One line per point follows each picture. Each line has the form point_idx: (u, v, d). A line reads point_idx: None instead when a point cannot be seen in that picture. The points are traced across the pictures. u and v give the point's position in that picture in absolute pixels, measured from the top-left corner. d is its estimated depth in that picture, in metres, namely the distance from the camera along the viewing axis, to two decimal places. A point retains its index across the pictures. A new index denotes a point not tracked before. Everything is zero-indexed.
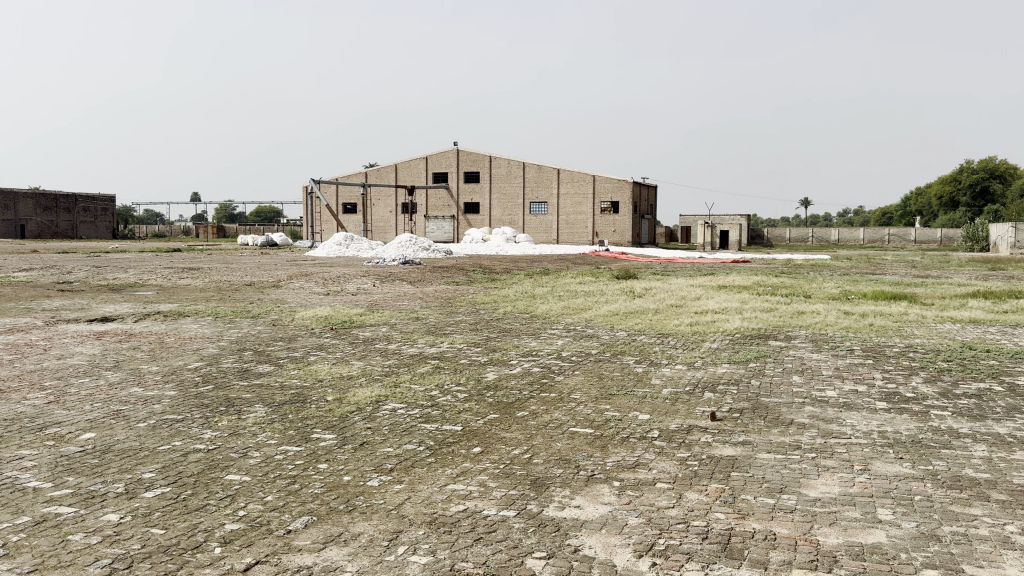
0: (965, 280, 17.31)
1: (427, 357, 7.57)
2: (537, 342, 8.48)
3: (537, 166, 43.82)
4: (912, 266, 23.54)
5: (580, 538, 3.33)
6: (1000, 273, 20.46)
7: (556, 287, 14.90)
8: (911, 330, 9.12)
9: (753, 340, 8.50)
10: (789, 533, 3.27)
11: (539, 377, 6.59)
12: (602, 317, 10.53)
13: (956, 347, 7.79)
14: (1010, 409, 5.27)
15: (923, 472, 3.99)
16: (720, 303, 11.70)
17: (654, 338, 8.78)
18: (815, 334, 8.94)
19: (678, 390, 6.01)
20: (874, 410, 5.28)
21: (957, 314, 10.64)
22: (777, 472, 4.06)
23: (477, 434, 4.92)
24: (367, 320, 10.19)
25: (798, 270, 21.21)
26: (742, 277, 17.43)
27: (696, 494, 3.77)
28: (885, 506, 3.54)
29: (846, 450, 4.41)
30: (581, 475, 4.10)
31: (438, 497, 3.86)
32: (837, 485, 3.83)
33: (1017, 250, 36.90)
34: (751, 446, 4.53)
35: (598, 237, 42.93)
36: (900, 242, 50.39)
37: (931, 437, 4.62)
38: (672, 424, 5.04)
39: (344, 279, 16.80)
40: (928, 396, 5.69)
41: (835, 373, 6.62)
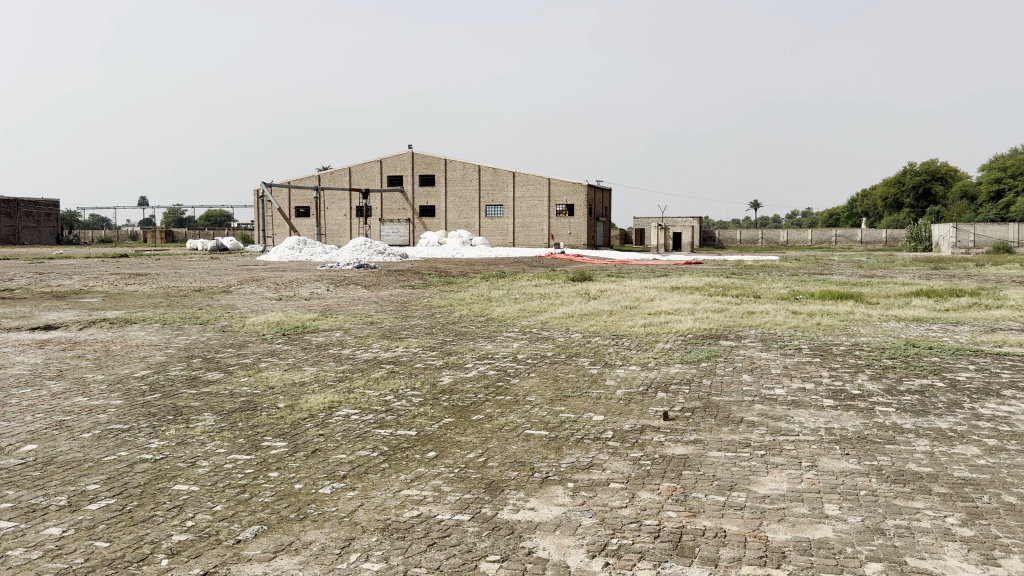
0: (907, 279, 17.83)
1: (382, 361, 7.52)
2: (493, 344, 8.48)
3: (492, 169, 43.87)
4: (857, 266, 24.21)
5: (534, 541, 3.32)
6: (942, 272, 21.12)
7: (512, 290, 14.95)
8: (857, 328, 9.36)
9: (704, 341, 8.62)
10: (739, 530, 3.32)
11: (494, 380, 6.57)
12: (558, 319, 10.58)
13: (900, 345, 8.00)
14: (950, 404, 5.42)
15: (869, 467, 4.08)
16: (673, 304, 11.86)
17: (608, 339, 8.85)
18: (764, 333, 9.12)
19: (632, 391, 6.07)
20: (821, 408, 5.39)
21: (901, 312, 10.95)
22: (727, 470, 4.11)
23: (431, 438, 4.89)
24: (321, 325, 10.06)
25: (747, 270, 21.64)
26: (694, 278, 17.68)
27: (648, 493, 3.80)
28: (831, 501, 3.61)
29: (794, 447, 4.49)
30: (536, 478, 4.10)
31: (391, 504, 3.83)
32: (785, 482, 3.90)
33: (958, 250, 38.11)
34: (702, 445, 4.58)
35: (554, 239, 43.20)
36: (847, 243, 51.61)
37: (875, 433, 4.73)
38: (626, 424, 5.08)
39: (297, 284, 16.60)
40: (873, 393, 5.83)
41: (783, 371, 6.74)
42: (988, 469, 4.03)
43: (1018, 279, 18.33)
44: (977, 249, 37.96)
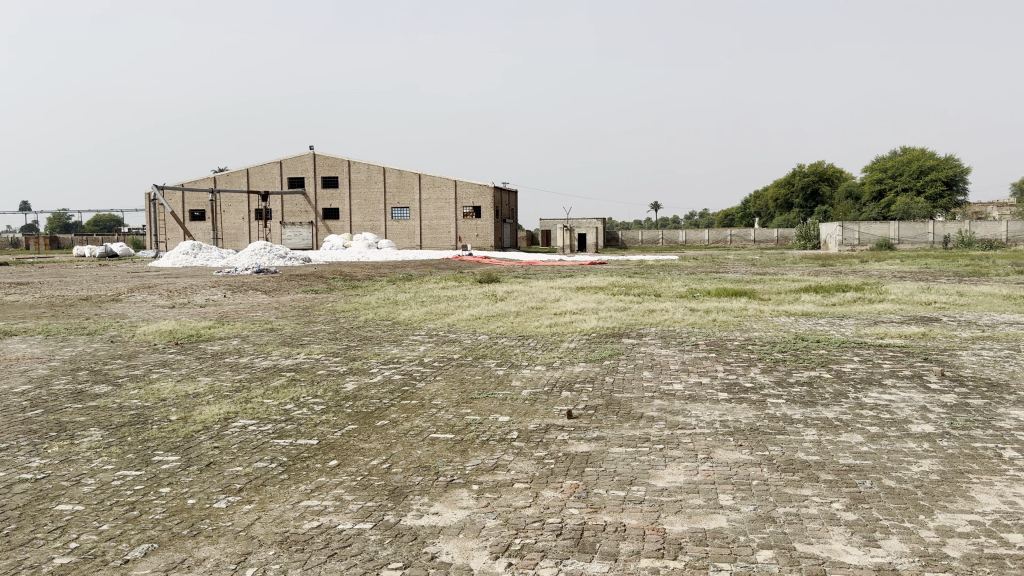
0: (797, 276, 18.66)
1: (282, 369, 7.31)
2: (398, 348, 8.39)
3: (397, 171, 43.47)
4: (751, 263, 25.16)
5: (437, 545, 3.29)
6: (829, 269, 22.17)
7: (418, 293, 14.85)
8: (750, 324, 9.73)
9: (608, 339, 8.77)
10: (638, 524, 3.38)
11: (399, 384, 6.49)
12: (465, 321, 10.57)
13: (791, 339, 8.35)
14: (836, 394, 5.71)
15: (760, 458, 4.24)
16: (577, 304, 12.03)
17: (515, 340, 8.89)
18: (664, 330, 9.36)
19: (537, 390, 6.11)
20: (716, 401, 5.57)
21: (790, 307, 11.46)
22: (627, 465, 4.19)
23: (333, 447, 4.79)
24: (217, 333, 9.70)
25: (649, 270, 22.16)
26: (597, 278, 17.97)
27: (551, 491, 3.83)
28: (726, 492, 3.73)
29: (691, 440, 4.62)
30: (440, 482, 4.07)
31: (290, 516, 3.72)
32: (683, 474, 4.00)
33: (844, 248, 40.16)
34: (603, 442, 4.65)
35: (461, 241, 43.21)
36: (741, 242, 53.57)
37: (767, 424, 4.92)
38: (530, 424, 5.11)
39: (192, 290, 15.99)
40: (765, 385, 6.08)
41: (681, 366, 6.95)
42: (870, 454, 4.26)
43: (896, 274, 19.46)
44: (861, 247, 40.12)
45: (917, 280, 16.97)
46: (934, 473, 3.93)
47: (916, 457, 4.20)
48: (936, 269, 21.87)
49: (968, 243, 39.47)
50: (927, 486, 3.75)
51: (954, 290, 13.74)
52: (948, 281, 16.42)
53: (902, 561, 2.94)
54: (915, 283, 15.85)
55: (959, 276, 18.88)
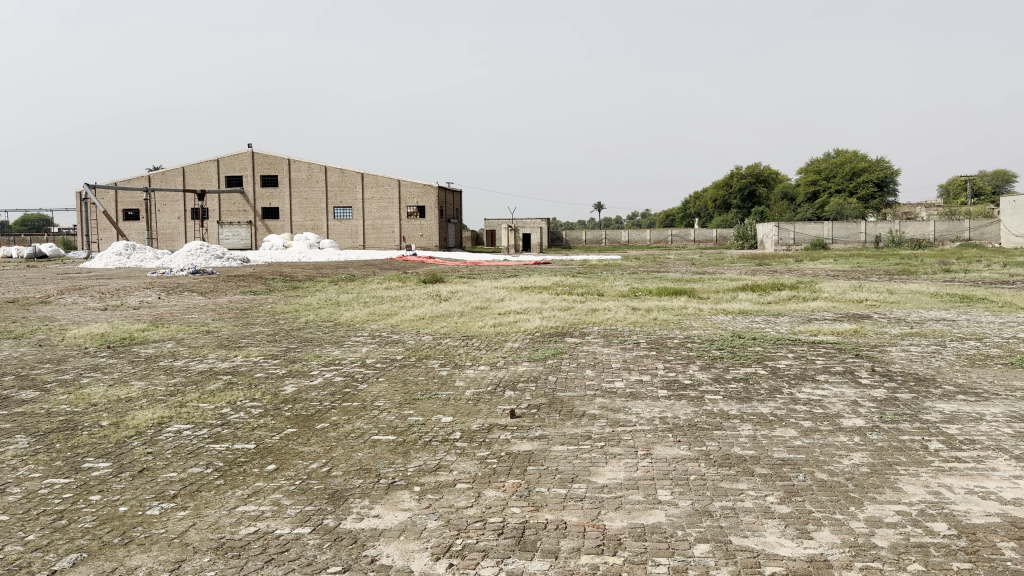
0: (735, 275, 19.09)
1: (218, 372, 7.15)
2: (339, 350, 8.28)
3: (339, 171, 42.95)
4: (690, 263, 25.59)
5: (377, 548, 3.26)
6: (766, 268, 22.70)
7: (361, 293, 14.70)
8: (690, 322, 9.90)
9: (552, 338, 8.81)
10: (578, 521, 3.41)
11: (340, 386, 6.40)
12: (408, 322, 10.50)
13: (728, 336, 8.52)
14: (771, 390, 5.85)
15: (698, 453, 4.32)
16: (521, 304, 12.06)
17: (458, 340, 8.86)
18: (606, 329, 9.45)
19: (481, 390, 6.10)
20: (656, 398, 5.65)
21: (729, 306, 11.69)
22: (569, 463, 4.22)
23: (272, 451, 4.70)
24: (151, 336, 9.45)
25: (591, 269, 22.36)
26: (541, 278, 18.04)
27: (493, 490, 3.83)
28: (664, 487, 3.79)
29: (631, 437, 4.67)
30: (381, 484, 4.03)
31: (226, 521, 3.64)
32: (623, 471, 4.05)
33: (780, 247, 41.16)
34: (546, 441, 4.67)
35: (405, 241, 42.95)
36: (681, 242, 54.53)
37: (705, 420, 5.01)
38: (473, 425, 5.09)
39: (124, 292, 15.51)
40: (703, 382, 6.20)
41: (623, 364, 7.03)
42: (803, 448, 4.37)
43: (829, 273, 20.03)
44: (797, 246, 41.19)
45: (848, 278, 17.51)
46: (864, 466, 4.05)
47: (847, 450, 4.32)
48: (867, 267, 22.63)
49: (897, 243, 40.85)
50: (857, 478, 3.86)
51: (885, 289, 14.21)
52: (878, 280, 16.98)
53: (833, 552, 3.03)
54: (847, 282, 16.35)
55: (888, 274, 19.54)
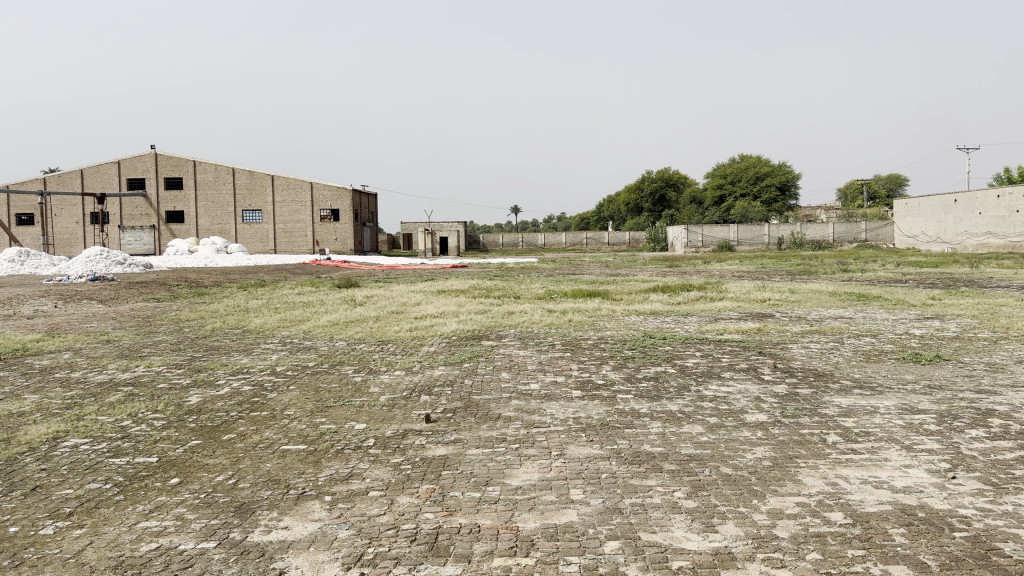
0: (646, 276, 19.57)
1: (118, 384, 6.84)
2: (248, 358, 8.06)
3: (248, 173, 41.86)
4: (605, 266, 26.06)
5: (285, 560, 3.19)
6: (676, 270, 23.29)
7: (273, 299, 14.35)
8: (603, 323, 10.07)
9: (467, 342, 8.80)
10: (492, 523, 3.41)
11: (249, 396, 6.22)
12: (321, 327, 10.30)
13: (640, 336, 8.72)
14: (680, 388, 6.01)
15: (610, 451, 4.39)
16: (438, 308, 12.01)
17: (373, 345, 8.75)
18: (522, 332, 9.51)
19: (395, 396, 6.04)
20: (570, 399, 5.72)
21: (641, 306, 11.95)
22: (483, 466, 4.22)
23: (175, 464, 4.54)
24: (45, 347, 8.96)
25: (507, 272, 22.49)
26: (459, 281, 18.02)
27: (406, 497, 3.80)
28: (577, 486, 3.84)
29: (546, 437, 4.71)
30: (291, 495, 3.94)
31: (126, 538, 3.49)
32: (536, 472, 4.08)
33: (689, 250, 42.39)
34: (461, 444, 4.66)
35: (318, 245, 42.15)
36: (595, 245, 55.27)
37: (617, 419, 5.11)
38: (387, 431, 5.04)
39: (17, 301, 14.69)
40: (615, 381, 6.32)
41: (538, 366, 7.09)
42: (709, 444, 4.50)
43: (736, 274, 20.73)
44: (704, 249, 42.48)
45: (753, 279, 18.17)
46: (766, 459, 4.20)
47: (750, 445, 4.48)
48: (769, 268, 23.51)
49: (799, 244, 42.56)
50: (760, 471, 4.01)
51: (787, 289, 14.78)
52: (781, 280, 17.68)
53: (737, 545, 3.12)
54: (751, 283, 16.95)
55: (790, 274, 20.38)
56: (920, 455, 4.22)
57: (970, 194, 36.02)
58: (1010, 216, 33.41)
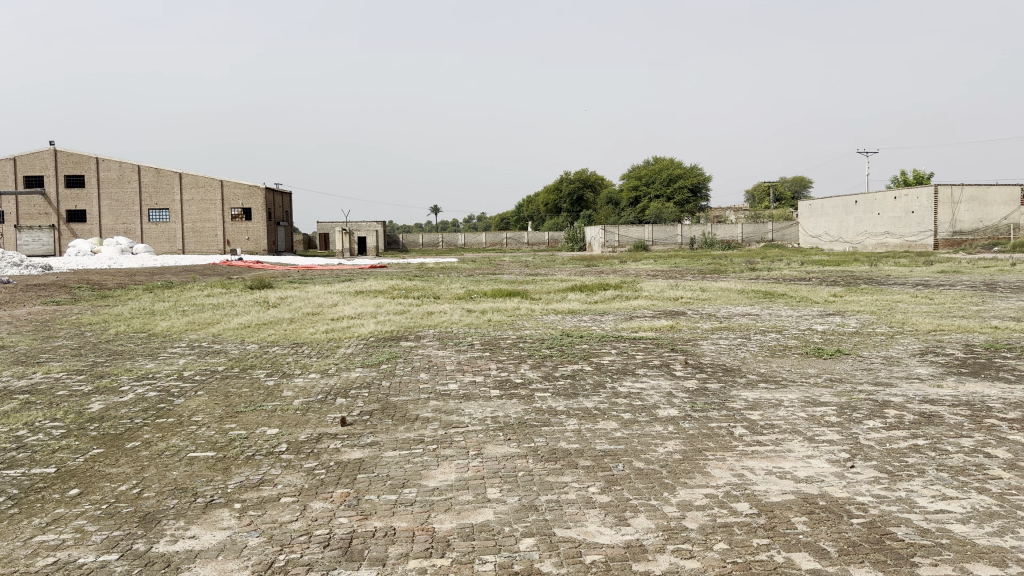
0: (564, 276, 19.79)
1: (13, 392, 6.48)
2: (155, 363, 7.77)
3: (155, 171, 40.36)
4: (524, 266, 26.20)
5: (193, 571, 3.08)
6: (593, 269, 23.62)
7: (181, 301, 13.88)
8: (522, 323, 10.12)
9: (385, 343, 8.71)
10: (408, 526, 3.39)
11: (154, 402, 5.99)
12: (232, 330, 10.02)
13: (558, 335, 8.81)
14: (595, 385, 6.11)
15: (526, 449, 4.42)
16: (355, 309, 11.83)
17: (286, 348, 8.55)
18: (441, 332, 9.47)
19: (310, 399, 5.92)
20: (488, 398, 5.74)
21: (559, 306, 12.07)
22: (400, 468, 4.19)
23: (75, 474, 4.34)
24: None
25: (427, 273, 22.39)
26: (377, 282, 17.81)
27: (319, 502, 3.73)
28: (494, 485, 3.85)
29: (463, 437, 4.71)
30: (199, 503, 3.82)
31: (20, 554, 3.31)
32: (454, 472, 4.07)
33: (606, 249, 43.12)
34: (377, 447, 4.61)
35: (229, 245, 40.95)
36: (515, 245, 55.55)
37: (534, 417, 5.15)
38: (301, 435, 4.94)
39: None
40: (533, 380, 6.37)
41: (456, 366, 7.08)
42: (623, 439, 4.58)
43: (650, 274, 21.20)
44: (621, 248, 43.34)
45: (667, 277, 18.60)
46: (677, 452, 4.32)
47: (662, 439, 4.59)
48: (683, 267, 24.10)
49: (710, 244, 43.76)
50: (670, 465, 4.10)
51: (699, 287, 15.17)
52: (692, 279, 18.12)
53: (649, 536, 3.20)
54: (666, 281, 17.34)
55: (702, 273, 20.96)
56: (821, 445, 4.41)
57: (869, 197, 37.86)
58: (906, 217, 35.21)
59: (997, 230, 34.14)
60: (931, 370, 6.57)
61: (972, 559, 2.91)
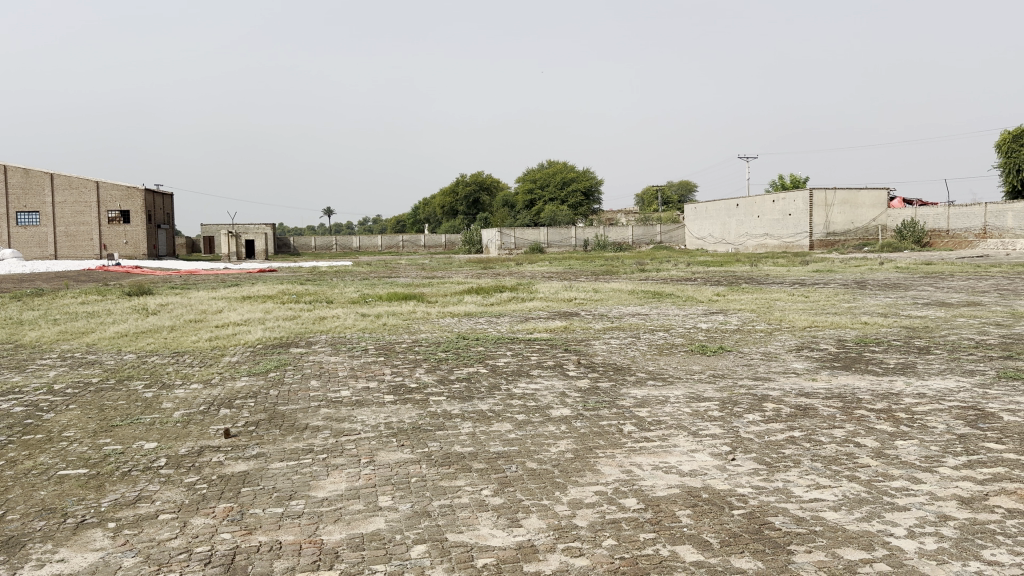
0: (460, 279, 19.82)
1: None
2: (20, 376, 7.26)
3: (23, 171, 37.91)
4: (420, 269, 26.07)
5: None
6: (490, 271, 23.72)
7: (53, 310, 13.07)
8: (417, 326, 10.04)
9: (273, 350, 8.45)
10: (294, 539, 3.29)
11: (20, 418, 5.60)
12: (108, 339, 9.50)
13: (454, 338, 8.78)
14: (491, 387, 6.11)
15: (419, 455, 4.38)
16: (241, 315, 11.43)
17: (167, 357, 8.17)
18: (333, 337, 9.28)
19: (192, 411, 5.67)
20: (381, 404, 5.64)
21: (454, 308, 12.04)
22: (287, 479, 4.06)
23: None
24: None
25: (321, 276, 21.94)
26: (266, 287, 17.28)
27: (200, 518, 3.57)
28: (386, 493, 3.78)
29: (355, 445, 4.62)
30: (68, 524, 3.58)
31: None
32: (344, 481, 3.98)
33: (503, 251, 43.45)
34: (263, 458, 4.46)
35: (107, 250, 38.82)
36: (412, 247, 55.24)
37: (428, 421, 5.11)
38: (182, 449, 4.72)
39: None
40: (428, 384, 6.30)
41: (349, 372, 6.94)
42: (516, 441, 4.61)
43: (543, 275, 21.55)
44: (518, 250, 44.01)
45: (561, 279, 18.92)
46: (569, 451, 4.37)
47: (555, 438, 4.64)
48: (577, 269, 24.53)
49: (602, 246, 44.41)
50: (562, 464, 4.15)
51: (591, 288, 15.50)
52: (586, 281, 18.50)
53: (539, 537, 3.22)
54: (560, 282, 17.63)
55: (595, 274, 21.39)
56: (705, 439, 4.56)
57: (750, 200, 39.61)
58: (784, 219, 37.01)
59: (866, 231, 36.38)
60: (806, 365, 6.91)
61: (842, 544, 3.07)
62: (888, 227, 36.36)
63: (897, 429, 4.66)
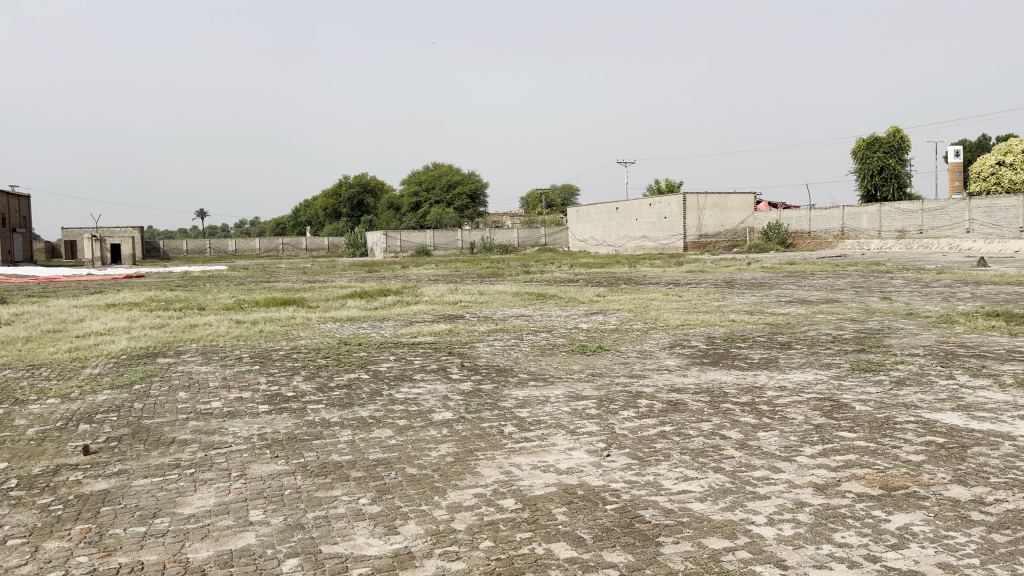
0: (341, 283, 19.45)
1: None
2: None
3: None
4: (301, 273, 25.47)
5: None
6: (374, 275, 23.45)
7: None
8: (296, 332, 9.78)
9: (138, 361, 8.03)
10: (158, 558, 3.14)
11: None
12: None
13: (335, 344, 8.62)
14: (372, 393, 6.04)
15: (295, 466, 4.27)
16: (104, 324, 10.81)
17: (20, 371, 7.63)
18: (204, 346, 8.91)
19: (47, 428, 5.31)
20: (256, 415, 5.47)
21: (335, 313, 11.81)
22: (151, 497, 3.88)
23: None
24: None
25: (192, 282, 21.03)
26: (133, 293, 16.44)
27: (54, 542, 3.36)
28: (257, 507, 3.67)
29: (225, 459, 4.45)
30: None
31: None
32: (213, 497, 3.84)
33: (389, 254, 43.02)
34: (125, 476, 4.24)
35: None
36: (294, 250, 53.85)
37: (304, 431, 4.99)
38: (35, 469, 4.42)
39: None
40: (306, 392, 6.15)
41: (222, 382, 6.68)
42: (396, 447, 4.57)
43: (429, 277, 21.55)
44: (404, 252, 43.77)
45: (446, 282, 18.95)
46: (449, 455, 4.37)
47: (436, 443, 4.63)
48: (463, 271, 24.61)
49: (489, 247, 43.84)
50: (441, 468, 4.15)
51: (475, 290, 15.59)
52: (471, 283, 18.58)
53: (416, 543, 3.20)
54: (445, 285, 17.61)
55: (479, 277, 21.51)
56: (582, 437, 4.66)
57: (630, 203, 40.75)
58: (660, 221, 38.31)
59: (736, 232, 38.11)
60: (679, 361, 7.19)
61: (707, 533, 3.21)
62: (754, 229, 38.35)
63: (760, 421, 4.92)
